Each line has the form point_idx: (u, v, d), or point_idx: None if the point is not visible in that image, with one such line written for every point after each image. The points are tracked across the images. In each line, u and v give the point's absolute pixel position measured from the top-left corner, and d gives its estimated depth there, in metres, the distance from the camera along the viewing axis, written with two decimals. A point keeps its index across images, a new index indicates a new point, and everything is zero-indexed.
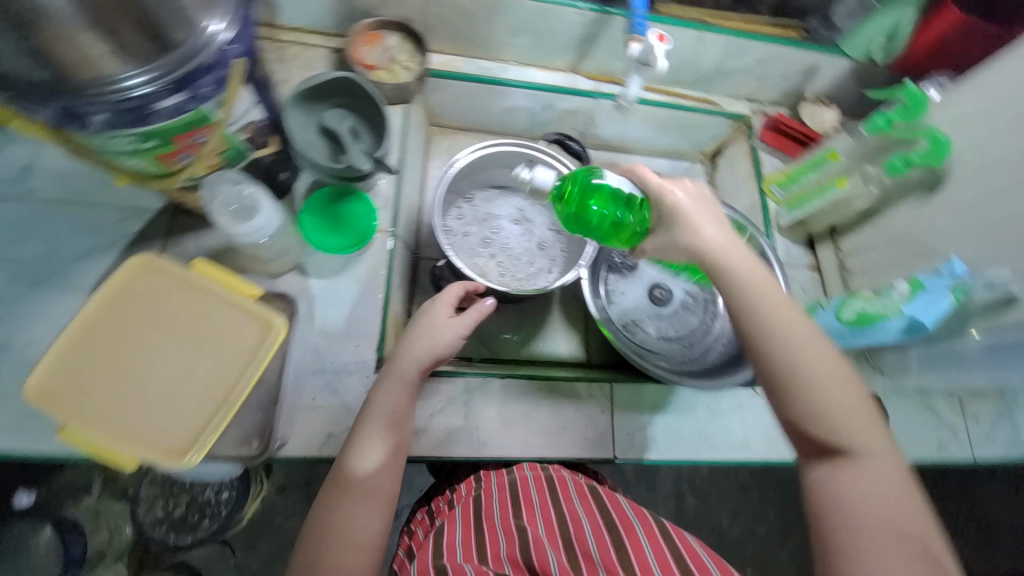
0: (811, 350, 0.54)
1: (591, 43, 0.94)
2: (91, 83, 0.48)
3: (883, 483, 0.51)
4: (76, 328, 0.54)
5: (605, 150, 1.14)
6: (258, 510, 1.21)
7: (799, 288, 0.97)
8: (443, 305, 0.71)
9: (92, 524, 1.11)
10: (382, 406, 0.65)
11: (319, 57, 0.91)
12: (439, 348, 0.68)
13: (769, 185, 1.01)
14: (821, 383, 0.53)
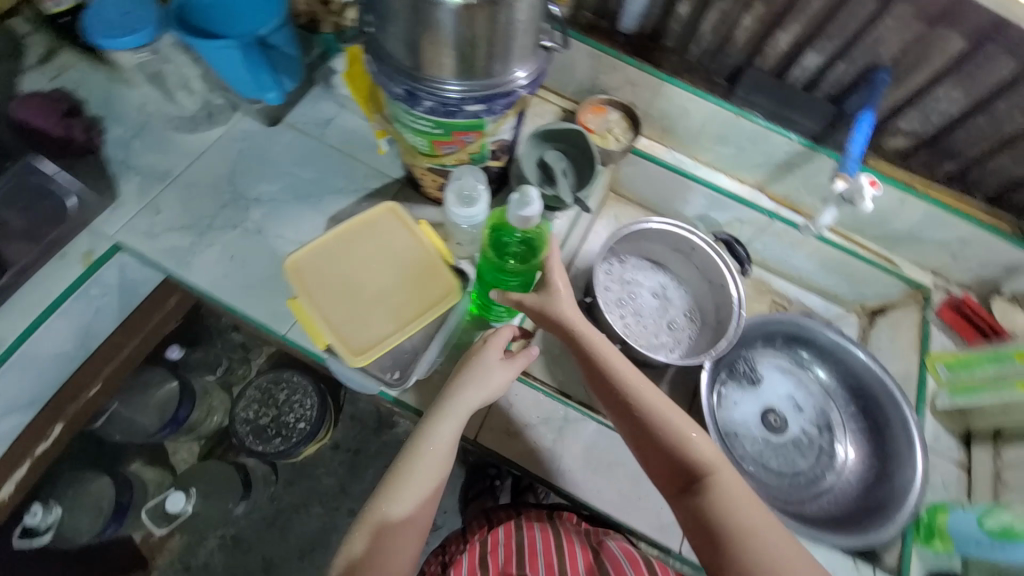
0: (663, 411, 0.70)
1: (788, 171, 1.01)
2: (429, 79, 0.67)
3: (738, 496, 0.67)
4: (333, 234, 0.74)
5: (761, 267, 1.18)
6: (312, 454, 1.36)
7: (939, 481, 0.87)
8: (495, 349, 0.74)
9: (199, 401, 1.30)
10: (436, 439, 0.70)
11: (551, 108, 1.10)
12: (492, 393, 0.73)
13: (934, 362, 0.94)
14: (678, 435, 0.69)
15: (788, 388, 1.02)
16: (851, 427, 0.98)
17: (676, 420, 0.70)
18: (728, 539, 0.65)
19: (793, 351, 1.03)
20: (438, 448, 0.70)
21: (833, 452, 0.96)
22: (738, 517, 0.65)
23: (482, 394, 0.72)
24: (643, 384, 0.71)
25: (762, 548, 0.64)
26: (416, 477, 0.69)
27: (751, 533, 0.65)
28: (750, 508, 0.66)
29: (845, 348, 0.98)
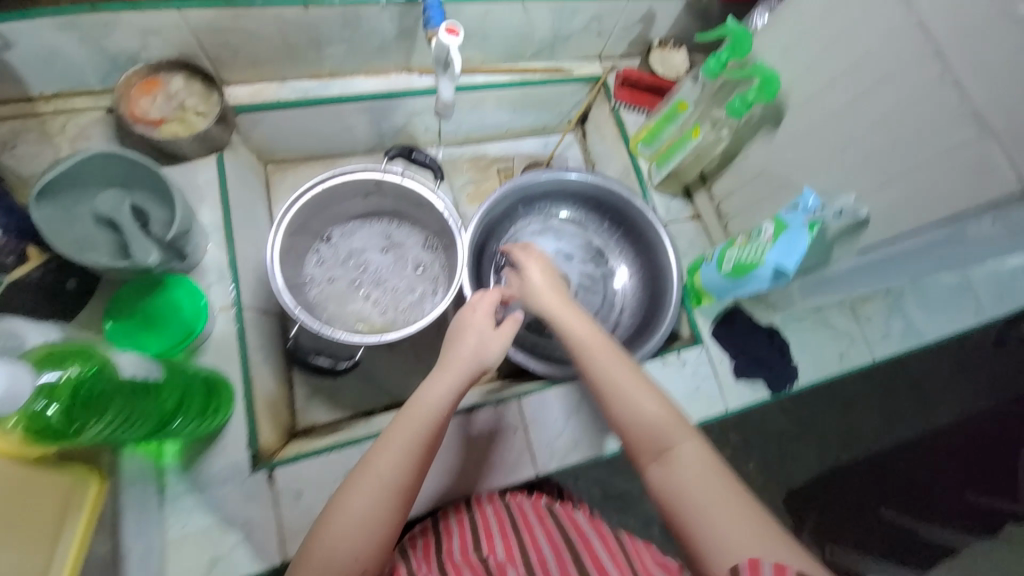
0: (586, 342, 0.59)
1: (411, 36, 0.84)
2: None
3: (699, 469, 0.48)
4: None
5: (469, 145, 1.08)
6: None
7: (685, 243, 0.95)
8: (484, 311, 0.63)
9: None
10: (433, 412, 0.54)
11: (96, 121, 0.77)
12: (480, 359, 0.60)
13: (636, 144, 0.98)
14: (615, 387, 0.54)
15: (552, 245, 1.01)
16: (613, 241, 1.01)
17: (619, 373, 0.55)
18: (688, 508, 0.46)
19: (537, 208, 1.00)
20: (426, 407, 0.54)
21: (613, 273, 1.00)
22: (698, 489, 0.47)
23: (467, 351, 0.59)
24: (594, 341, 0.59)
25: (724, 522, 0.44)
26: (395, 446, 0.51)
27: (710, 505, 0.46)
28: (714, 473, 0.48)
29: (567, 179, 0.96)
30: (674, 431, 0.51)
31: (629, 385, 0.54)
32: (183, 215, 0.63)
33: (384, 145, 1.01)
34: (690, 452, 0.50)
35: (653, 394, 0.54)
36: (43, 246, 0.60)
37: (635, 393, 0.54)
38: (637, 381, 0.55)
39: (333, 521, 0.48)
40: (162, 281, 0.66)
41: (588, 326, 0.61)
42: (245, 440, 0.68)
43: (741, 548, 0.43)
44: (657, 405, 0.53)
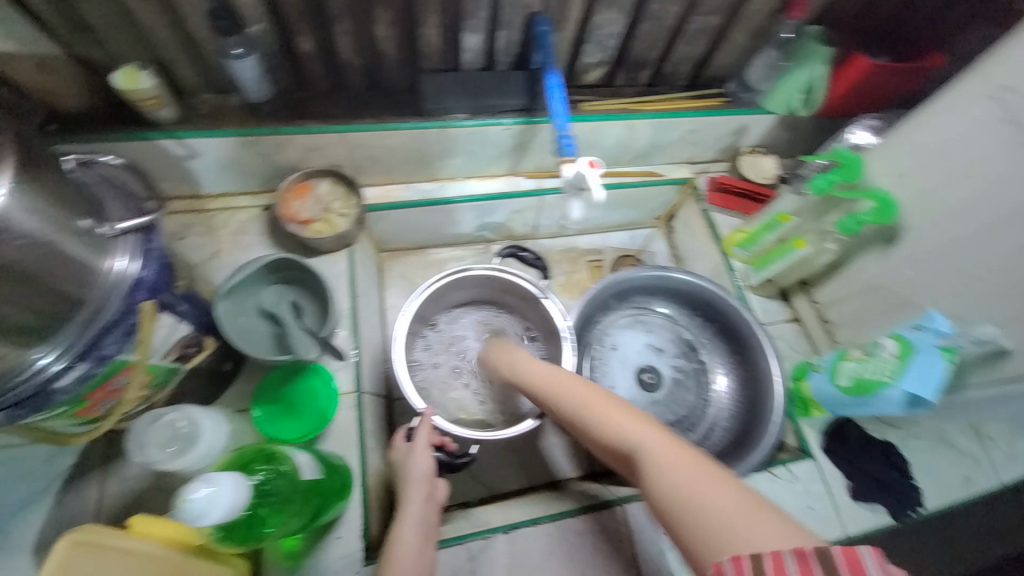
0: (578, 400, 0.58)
1: (524, 148, 0.93)
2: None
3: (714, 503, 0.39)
4: None
5: (560, 238, 1.14)
6: None
7: (786, 346, 0.93)
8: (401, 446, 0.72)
9: None
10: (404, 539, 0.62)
11: (250, 218, 0.88)
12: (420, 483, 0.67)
13: (731, 246, 1.00)
14: (589, 417, 0.54)
15: (643, 338, 1.02)
16: (705, 337, 1.01)
17: (589, 399, 0.56)
18: (669, 499, 0.42)
19: (629, 301, 1.02)
20: (407, 546, 0.61)
21: (706, 370, 0.99)
22: (671, 478, 0.43)
23: (418, 478, 0.68)
24: (568, 384, 0.60)
25: (696, 499, 0.40)
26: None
27: (680, 490, 0.41)
28: (679, 456, 0.44)
29: (663, 276, 0.97)
30: (641, 435, 0.48)
31: (628, 430, 0.50)
32: (334, 313, 0.70)
33: (484, 236, 1.09)
34: (656, 448, 0.46)
35: (621, 409, 0.53)
36: (213, 334, 0.65)
37: (611, 424, 0.52)
38: (611, 404, 0.54)
39: None
40: (303, 367, 0.72)
41: (563, 377, 0.62)
42: (360, 529, 0.69)
43: (713, 520, 0.38)
44: (626, 419, 0.51)
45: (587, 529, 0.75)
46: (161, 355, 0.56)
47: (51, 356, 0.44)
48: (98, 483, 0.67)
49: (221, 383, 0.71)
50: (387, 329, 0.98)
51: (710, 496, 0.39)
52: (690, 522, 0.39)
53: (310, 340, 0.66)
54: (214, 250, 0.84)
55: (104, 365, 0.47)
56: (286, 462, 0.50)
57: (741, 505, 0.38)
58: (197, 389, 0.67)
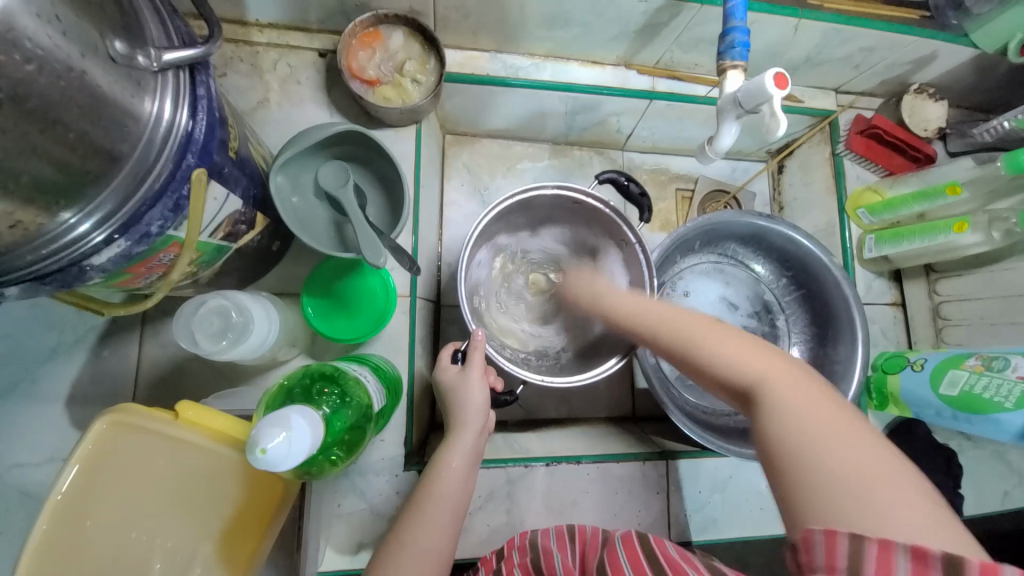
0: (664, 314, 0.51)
1: (653, 33, 0.73)
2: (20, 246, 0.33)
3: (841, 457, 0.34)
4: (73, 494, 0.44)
5: (651, 154, 0.98)
6: None
7: (878, 331, 0.84)
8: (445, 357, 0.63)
9: None
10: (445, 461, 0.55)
11: (303, 64, 0.71)
12: (464, 399, 0.59)
13: (855, 207, 0.86)
14: (684, 339, 0.47)
15: (718, 290, 0.93)
16: (787, 303, 0.91)
17: (679, 319, 0.49)
18: (778, 453, 0.37)
19: (716, 247, 0.91)
20: (451, 476, 0.54)
21: (777, 337, 0.91)
22: (800, 437, 0.36)
23: (471, 410, 0.58)
24: (667, 311, 0.51)
25: (805, 456, 0.35)
26: (432, 511, 0.52)
27: (802, 439, 0.36)
28: (805, 405, 0.37)
29: (766, 227, 0.84)
30: (760, 372, 0.41)
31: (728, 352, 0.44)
32: (404, 211, 0.59)
33: (567, 138, 0.92)
34: (782, 391, 0.39)
35: (731, 335, 0.45)
36: (266, 211, 0.56)
37: (708, 347, 0.45)
38: (709, 324, 0.47)
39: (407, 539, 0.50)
40: (360, 264, 0.63)
41: (664, 306, 0.52)
42: (403, 436, 0.66)
43: (826, 480, 0.34)
44: (734, 350, 0.44)
45: (626, 476, 0.73)
46: (210, 233, 0.47)
47: (89, 223, 0.35)
48: (137, 342, 0.63)
49: (268, 262, 0.63)
50: (443, 227, 0.87)
51: (837, 464, 0.34)
52: (789, 471, 0.35)
53: (377, 238, 0.56)
54: (261, 98, 0.70)
55: (146, 245, 0.39)
56: (353, 388, 0.43)
57: (880, 490, 0.32)
58: (243, 268, 0.59)
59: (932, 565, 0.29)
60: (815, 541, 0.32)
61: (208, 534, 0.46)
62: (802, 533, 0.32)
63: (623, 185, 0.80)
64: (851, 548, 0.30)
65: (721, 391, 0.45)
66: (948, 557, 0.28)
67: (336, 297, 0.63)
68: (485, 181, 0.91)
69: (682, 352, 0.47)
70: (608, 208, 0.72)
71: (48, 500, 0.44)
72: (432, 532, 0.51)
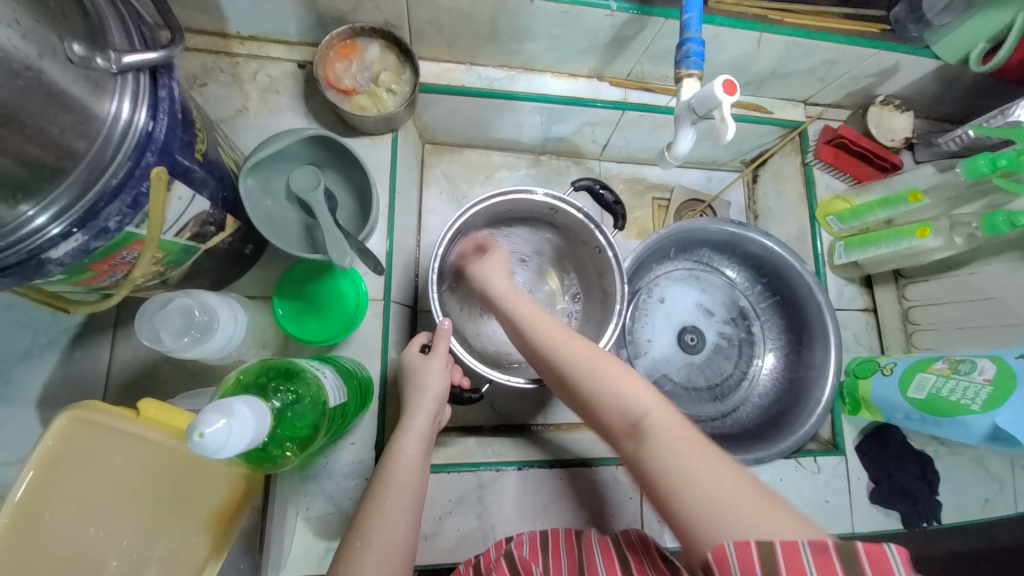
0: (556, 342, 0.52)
1: (621, 46, 0.75)
2: None
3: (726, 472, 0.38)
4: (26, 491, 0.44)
5: (628, 164, 0.99)
6: None
7: (851, 336, 0.85)
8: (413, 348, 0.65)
9: None
10: (407, 455, 0.56)
11: (282, 75, 0.73)
12: (424, 387, 0.61)
13: (825, 215, 0.87)
14: (581, 369, 0.48)
15: (694, 297, 0.93)
16: (761, 309, 0.92)
17: (577, 352, 0.50)
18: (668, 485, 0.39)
19: (691, 254, 0.92)
20: (414, 467, 0.55)
21: (752, 344, 0.92)
22: (683, 470, 0.39)
23: (431, 398, 0.60)
24: (567, 336, 0.52)
25: (690, 483, 0.38)
26: (392, 505, 0.51)
27: (679, 463, 0.39)
28: (688, 442, 0.40)
29: (738, 234, 0.85)
30: (645, 405, 0.44)
31: (611, 379, 0.47)
32: (373, 214, 0.60)
33: (544, 147, 0.95)
34: (663, 422, 0.42)
35: (622, 367, 0.48)
36: (237, 213, 0.57)
37: (606, 381, 0.47)
38: (601, 358, 0.49)
39: (366, 533, 0.50)
40: (332, 267, 0.64)
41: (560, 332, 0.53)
42: (373, 439, 0.67)
43: (718, 502, 0.36)
44: (623, 381, 0.46)
45: (599, 481, 0.73)
46: (176, 233, 0.48)
47: (47, 216, 0.36)
48: (109, 345, 0.64)
49: (241, 265, 0.64)
50: (421, 233, 0.89)
51: (718, 492, 0.37)
52: (685, 498, 0.38)
53: (343, 239, 0.57)
54: (240, 107, 0.72)
55: (106, 239, 0.40)
56: (313, 380, 0.44)
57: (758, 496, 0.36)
58: (215, 271, 0.60)
59: (834, 559, 0.32)
60: (728, 558, 0.34)
61: (162, 530, 0.46)
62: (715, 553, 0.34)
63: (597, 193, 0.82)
64: (761, 552, 0.33)
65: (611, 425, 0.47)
66: (843, 547, 0.33)
67: (307, 299, 0.64)
68: (463, 189, 0.93)
69: (581, 383, 0.48)
70: (584, 215, 0.73)
71: (3, 505, 0.43)
72: (396, 523, 0.51)
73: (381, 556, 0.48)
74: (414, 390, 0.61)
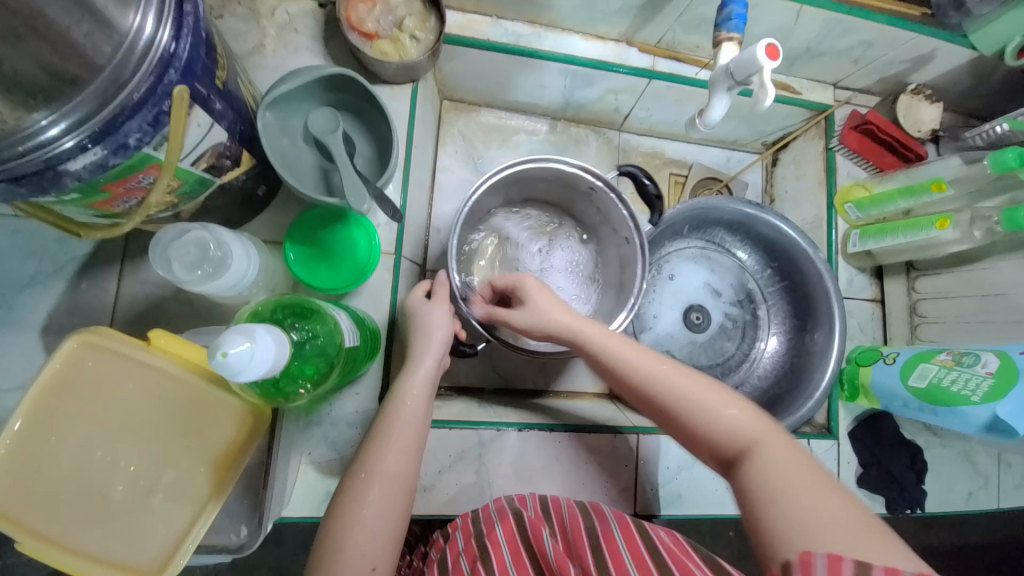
0: (645, 364, 0.54)
1: (656, 9, 0.73)
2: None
3: (822, 494, 0.41)
4: (34, 409, 0.44)
5: (648, 137, 0.98)
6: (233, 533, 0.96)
7: (856, 325, 0.85)
8: (416, 293, 0.65)
9: None
10: (410, 400, 0.55)
11: (302, 14, 0.70)
12: (434, 333, 0.60)
13: (843, 202, 0.86)
14: (677, 393, 0.51)
15: (703, 276, 0.93)
16: (770, 293, 0.92)
17: (669, 374, 0.52)
18: (765, 507, 0.42)
19: (704, 232, 0.91)
20: (415, 414, 0.55)
21: (756, 327, 0.92)
22: (782, 494, 0.42)
23: (435, 341, 0.59)
24: (657, 360, 0.54)
25: (794, 502, 0.41)
26: (399, 449, 0.52)
27: (782, 486, 0.42)
28: (795, 467, 0.43)
29: (755, 216, 0.84)
30: (754, 431, 0.47)
31: (700, 394, 0.50)
32: (392, 161, 0.59)
33: (564, 113, 0.92)
34: (774, 449, 0.45)
35: (717, 388, 0.51)
36: (253, 150, 0.55)
37: (704, 402, 0.50)
38: (695, 381, 0.52)
39: (368, 473, 0.51)
40: (345, 215, 0.63)
41: (658, 360, 0.54)
42: (378, 391, 0.67)
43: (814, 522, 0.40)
44: (730, 407, 0.49)
45: (596, 447, 0.74)
46: (193, 162, 0.46)
47: (61, 126, 0.35)
48: (116, 278, 0.63)
49: (253, 206, 0.63)
50: (434, 192, 0.87)
51: (812, 508, 0.40)
52: (779, 513, 0.41)
53: (359, 185, 0.55)
54: (257, 43, 0.69)
55: (124, 157, 0.39)
56: (330, 318, 0.44)
57: (851, 519, 0.39)
58: (226, 209, 0.58)
59: None
60: (816, 563, 0.36)
61: (166, 459, 0.47)
62: (802, 556, 0.37)
63: (640, 182, 0.78)
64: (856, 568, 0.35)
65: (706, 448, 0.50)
66: None
67: (319, 244, 0.63)
68: (479, 150, 0.91)
69: (676, 406, 0.51)
70: (605, 186, 0.72)
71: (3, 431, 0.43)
72: (399, 455, 0.52)
73: (384, 493, 0.50)
74: (421, 337, 0.60)
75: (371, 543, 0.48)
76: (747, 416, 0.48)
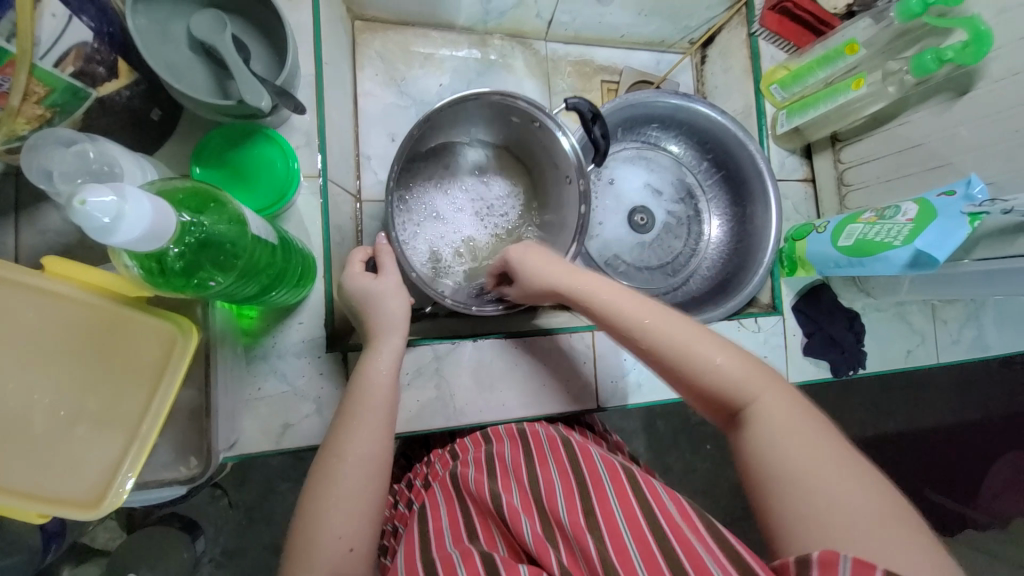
0: (647, 316, 0.51)
1: None
2: None
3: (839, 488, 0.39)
4: None
5: (575, 45, 0.95)
6: (204, 506, 0.92)
7: (791, 206, 0.88)
8: (359, 272, 0.61)
9: None
10: (376, 382, 0.55)
11: None
12: (387, 322, 0.59)
13: (769, 85, 0.86)
14: (679, 344, 0.49)
15: (642, 177, 0.93)
16: (707, 187, 0.94)
17: (671, 324, 0.50)
18: (771, 459, 0.42)
19: (638, 132, 0.91)
20: (382, 384, 0.55)
21: (699, 220, 0.94)
22: (781, 450, 0.41)
23: (392, 325, 0.59)
24: (662, 309, 0.52)
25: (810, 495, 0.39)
26: (361, 420, 0.52)
27: (775, 428, 0.43)
28: (805, 437, 0.42)
29: (683, 107, 0.84)
30: (751, 387, 0.46)
31: (695, 342, 0.49)
32: (291, 58, 0.56)
33: (485, 25, 0.89)
34: (772, 409, 0.44)
35: (714, 340, 0.49)
36: (131, 60, 0.51)
37: (705, 359, 0.48)
38: (701, 334, 0.49)
39: (331, 461, 0.50)
40: (254, 130, 0.60)
41: (658, 310, 0.52)
42: (322, 318, 0.65)
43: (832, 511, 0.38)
44: (724, 358, 0.48)
45: (554, 348, 0.75)
46: (56, 63, 0.42)
47: None
48: (9, 230, 0.57)
49: (152, 133, 0.57)
50: (359, 119, 0.83)
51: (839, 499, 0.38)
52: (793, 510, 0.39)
53: (257, 82, 0.52)
54: None
55: None
56: (230, 207, 0.42)
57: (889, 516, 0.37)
58: (116, 132, 0.53)
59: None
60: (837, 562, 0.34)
61: (88, 388, 0.45)
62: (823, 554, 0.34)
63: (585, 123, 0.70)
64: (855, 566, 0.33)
65: (705, 404, 0.49)
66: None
67: (232, 163, 0.59)
68: (401, 71, 0.87)
69: (676, 349, 0.49)
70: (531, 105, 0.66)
71: None
72: (365, 436, 0.52)
73: (354, 479, 0.49)
74: (376, 323, 0.58)
75: (346, 525, 0.47)
76: (764, 385, 0.46)
